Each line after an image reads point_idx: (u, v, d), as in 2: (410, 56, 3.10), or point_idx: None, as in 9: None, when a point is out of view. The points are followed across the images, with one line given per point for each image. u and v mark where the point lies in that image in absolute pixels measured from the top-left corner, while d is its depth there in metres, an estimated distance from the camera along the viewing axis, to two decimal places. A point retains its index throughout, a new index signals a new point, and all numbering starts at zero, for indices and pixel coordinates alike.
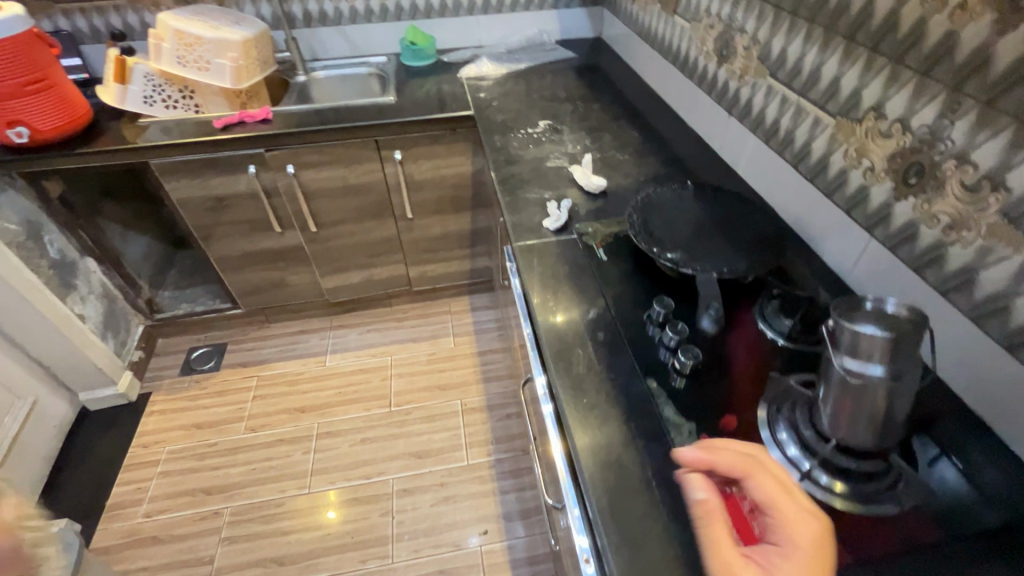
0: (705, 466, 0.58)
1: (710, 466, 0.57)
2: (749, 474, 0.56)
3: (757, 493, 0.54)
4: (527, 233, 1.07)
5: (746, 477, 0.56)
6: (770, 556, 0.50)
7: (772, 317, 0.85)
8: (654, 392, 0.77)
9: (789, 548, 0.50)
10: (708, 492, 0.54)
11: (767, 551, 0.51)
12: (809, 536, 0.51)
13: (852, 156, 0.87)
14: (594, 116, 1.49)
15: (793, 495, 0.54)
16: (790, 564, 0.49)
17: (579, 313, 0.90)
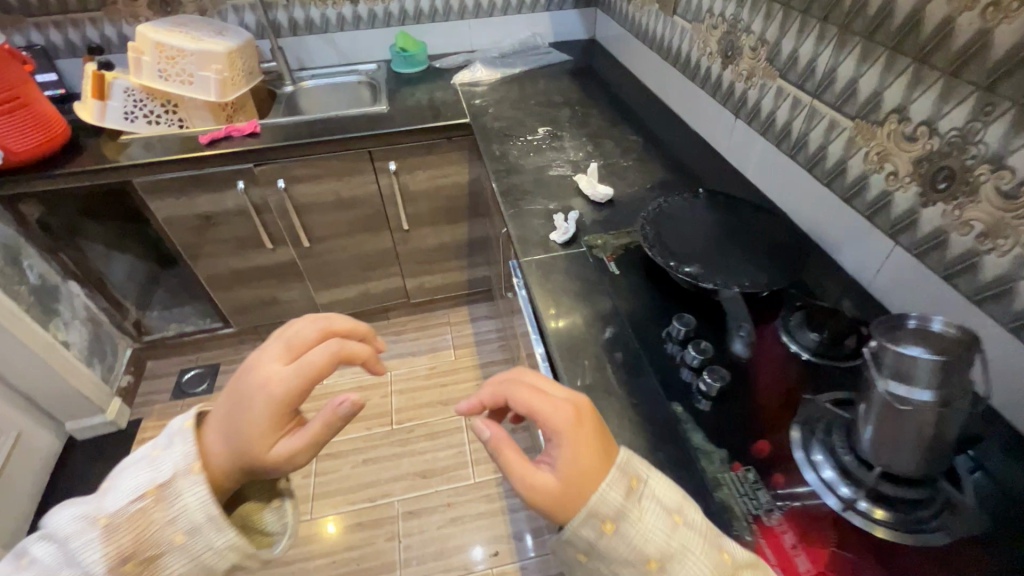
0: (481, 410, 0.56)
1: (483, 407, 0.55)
2: (512, 388, 0.54)
3: (517, 403, 0.52)
4: (533, 247, 1.03)
5: (508, 398, 0.54)
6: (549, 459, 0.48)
7: (796, 330, 0.82)
8: (680, 417, 0.73)
9: (560, 438, 0.48)
10: (490, 426, 0.52)
11: (549, 454, 0.49)
12: (567, 418, 0.49)
13: (874, 160, 0.84)
14: (594, 120, 1.45)
15: (557, 393, 0.53)
16: (561, 450, 0.48)
17: (593, 332, 0.86)
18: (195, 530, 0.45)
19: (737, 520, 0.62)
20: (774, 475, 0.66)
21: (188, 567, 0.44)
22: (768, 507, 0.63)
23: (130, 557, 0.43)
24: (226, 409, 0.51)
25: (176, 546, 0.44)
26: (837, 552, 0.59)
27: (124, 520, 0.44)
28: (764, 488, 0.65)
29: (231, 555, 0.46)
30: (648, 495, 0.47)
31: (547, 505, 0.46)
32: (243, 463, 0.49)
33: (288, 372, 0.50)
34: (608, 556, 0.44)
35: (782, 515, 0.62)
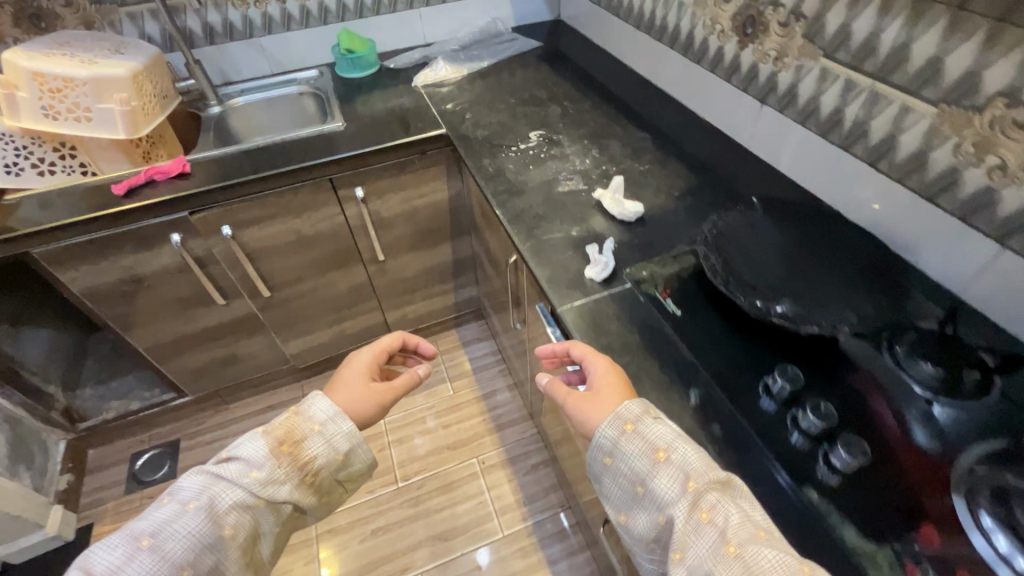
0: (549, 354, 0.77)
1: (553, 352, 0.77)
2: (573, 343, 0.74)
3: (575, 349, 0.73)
4: (569, 290, 0.85)
5: (569, 347, 0.74)
6: (590, 388, 0.69)
7: (909, 362, 0.66)
8: (819, 508, 0.58)
9: (600, 375, 0.69)
10: (550, 374, 0.73)
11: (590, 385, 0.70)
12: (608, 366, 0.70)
13: (970, 152, 0.72)
14: (588, 116, 1.27)
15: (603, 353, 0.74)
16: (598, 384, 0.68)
17: (676, 401, 0.70)
18: (328, 420, 0.69)
19: None
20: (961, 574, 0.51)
21: (324, 446, 0.68)
22: None
23: (284, 441, 0.66)
24: (339, 376, 0.80)
25: (315, 433, 0.68)
26: None
27: (275, 424, 0.68)
28: None
29: (349, 440, 0.70)
30: (660, 415, 0.63)
31: (585, 420, 0.66)
32: (354, 400, 0.76)
33: (375, 350, 0.84)
34: (627, 449, 0.61)
35: None
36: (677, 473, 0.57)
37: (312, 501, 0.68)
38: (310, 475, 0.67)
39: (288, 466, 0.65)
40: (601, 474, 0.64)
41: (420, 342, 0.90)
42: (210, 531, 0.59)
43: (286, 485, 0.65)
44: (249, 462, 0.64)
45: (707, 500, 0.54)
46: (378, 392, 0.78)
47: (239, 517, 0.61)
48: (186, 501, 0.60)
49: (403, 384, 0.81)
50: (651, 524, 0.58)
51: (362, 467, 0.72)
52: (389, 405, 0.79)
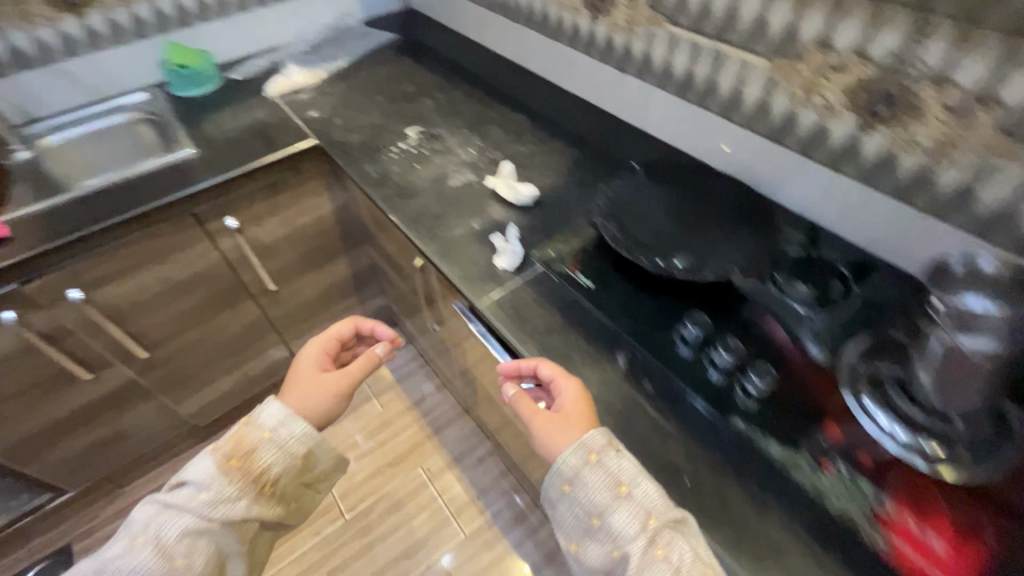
0: (512, 371, 0.73)
1: (517, 367, 0.73)
2: (542, 360, 0.71)
3: (542, 368, 0.70)
4: (484, 284, 0.85)
5: (538, 364, 0.71)
6: (557, 410, 0.68)
7: (787, 286, 0.76)
8: (745, 433, 0.64)
9: (567, 396, 0.67)
10: (516, 390, 0.71)
11: (558, 408, 0.68)
12: (576, 391, 0.67)
13: (801, 96, 0.81)
14: (462, 105, 1.25)
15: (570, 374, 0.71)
16: (563, 407, 0.66)
17: (608, 368, 0.74)
18: (277, 427, 0.73)
19: (862, 526, 0.57)
20: (861, 457, 0.61)
21: (277, 455, 0.72)
22: (877, 497, 0.58)
23: (233, 456, 0.71)
24: (291, 376, 0.85)
25: (265, 441, 0.72)
26: (950, 512, 0.57)
27: (225, 440, 0.72)
28: (862, 477, 0.60)
29: (304, 443, 0.75)
30: (623, 447, 0.63)
31: (545, 441, 0.65)
32: (307, 391, 0.81)
33: (324, 342, 0.89)
34: (588, 480, 0.60)
35: (893, 501, 0.58)
36: (638, 511, 0.57)
37: (278, 509, 0.74)
38: (268, 484, 0.72)
39: (241, 481, 0.70)
40: (557, 499, 0.63)
41: (374, 327, 0.93)
42: (160, 565, 0.64)
43: (241, 501, 0.69)
44: (196, 485, 0.68)
45: (664, 536, 0.56)
46: (330, 382, 0.83)
47: (192, 545, 0.66)
48: (137, 536, 0.66)
49: (359, 367, 0.86)
50: (602, 557, 0.58)
51: (323, 467, 0.79)
52: (346, 392, 0.84)
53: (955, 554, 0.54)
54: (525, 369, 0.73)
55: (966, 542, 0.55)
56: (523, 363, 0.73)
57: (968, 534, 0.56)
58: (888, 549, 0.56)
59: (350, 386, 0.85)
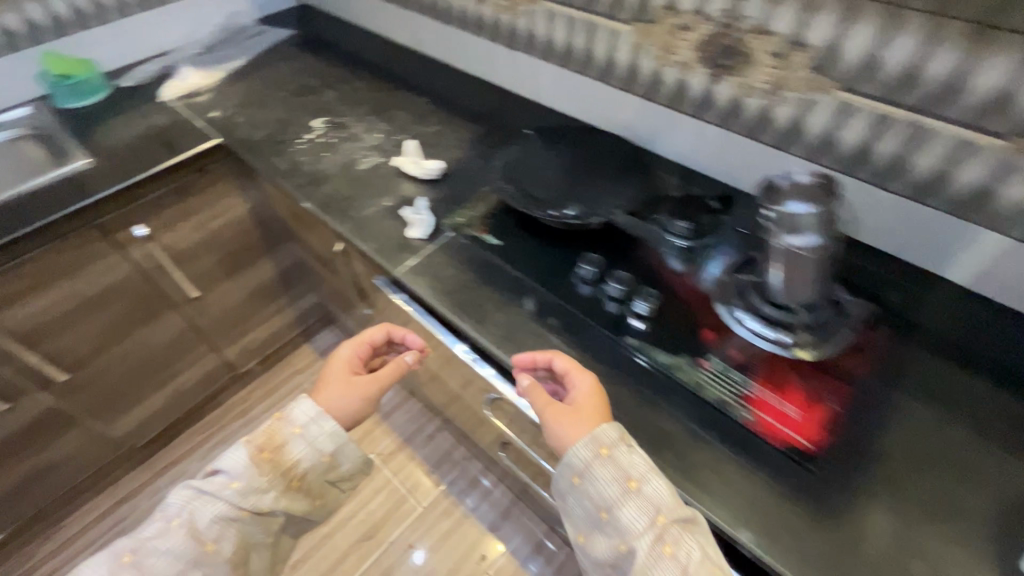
0: (526, 363, 0.73)
1: (531, 359, 0.73)
2: (560, 353, 0.72)
3: (559, 362, 0.71)
4: (399, 254, 0.90)
5: (554, 357, 0.72)
6: (571, 403, 0.69)
7: (668, 223, 0.85)
8: (636, 348, 0.75)
9: (583, 390, 0.69)
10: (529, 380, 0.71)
11: (571, 400, 0.70)
12: (592, 386, 0.69)
13: (662, 55, 0.91)
14: (366, 93, 1.28)
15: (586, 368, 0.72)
16: (578, 400, 0.68)
17: (517, 311, 0.81)
18: (308, 423, 0.77)
19: (731, 406, 0.68)
20: (731, 353, 0.73)
21: (306, 450, 0.76)
22: (744, 381, 0.70)
23: (264, 448, 0.75)
24: (324, 373, 0.85)
25: (296, 436, 0.76)
26: (802, 383, 0.69)
27: (259, 433, 0.77)
28: (732, 368, 0.72)
29: (332, 441, 0.78)
30: (633, 442, 0.64)
31: (555, 433, 0.67)
32: (335, 395, 0.81)
33: (354, 347, 0.88)
34: (598, 474, 0.62)
35: (757, 382, 0.70)
36: (648, 506, 0.60)
37: (303, 504, 0.77)
38: (296, 479, 0.76)
39: (270, 473, 0.74)
40: (566, 492, 0.65)
41: (406, 334, 0.89)
42: (193, 548, 0.70)
43: (269, 493, 0.74)
44: (230, 474, 0.73)
45: (672, 534, 0.58)
46: (360, 386, 0.83)
47: (222, 530, 0.71)
48: (172, 517, 0.72)
49: (388, 375, 0.84)
50: (610, 549, 0.61)
51: (350, 466, 0.80)
52: (373, 398, 0.83)
53: (806, 415, 0.66)
54: (539, 361, 0.73)
55: (816, 404, 0.67)
56: (539, 354, 0.73)
57: (817, 398, 0.68)
58: (754, 420, 0.66)
59: (378, 393, 0.84)
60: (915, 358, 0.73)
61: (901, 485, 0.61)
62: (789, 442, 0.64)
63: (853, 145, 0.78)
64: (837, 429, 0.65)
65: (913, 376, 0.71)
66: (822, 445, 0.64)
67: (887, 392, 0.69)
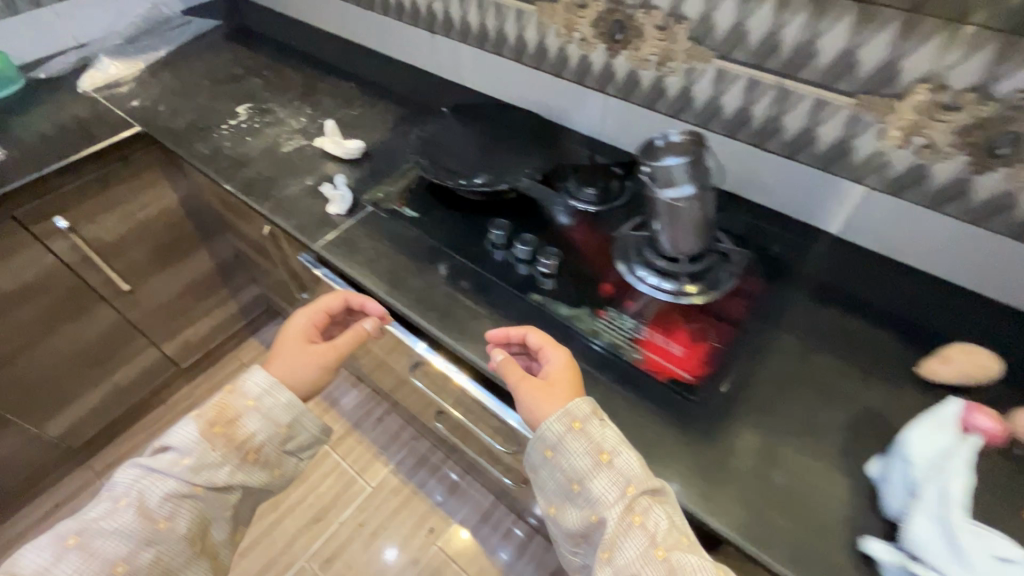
0: (501, 338, 0.73)
1: (506, 335, 0.73)
2: (535, 329, 0.72)
3: (535, 337, 0.71)
4: (319, 230, 0.93)
5: (530, 332, 0.72)
6: (545, 375, 0.69)
7: (576, 191, 0.92)
8: (540, 303, 0.80)
9: (557, 363, 0.69)
10: (503, 354, 0.71)
11: (544, 374, 0.70)
12: (566, 360, 0.69)
13: (564, 33, 0.99)
14: (292, 80, 1.30)
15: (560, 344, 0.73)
16: (553, 373, 0.68)
17: (431, 276, 0.85)
18: (262, 395, 0.71)
19: (624, 348, 0.74)
20: (627, 303, 0.79)
21: (261, 422, 0.70)
22: (636, 327, 0.76)
23: (217, 423, 0.69)
24: (275, 344, 0.78)
25: (250, 409, 0.70)
26: (688, 326, 0.76)
27: (210, 406, 0.70)
28: (627, 317, 0.78)
29: (289, 411, 0.72)
30: (606, 416, 0.64)
31: (528, 406, 0.67)
32: (291, 366, 0.75)
33: (309, 314, 0.81)
34: (571, 447, 0.62)
35: (647, 327, 0.76)
36: (618, 478, 0.59)
37: (262, 477, 0.71)
38: (252, 452, 0.70)
39: (223, 448, 0.68)
40: (540, 465, 0.65)
41: (365, 300, 0.83)
42: (144, 526, 0.64)
43: (224, 467, 0.68)
44: (179, 451, 0.67)
45: (641, 505, 0.58)
46: (317, 355, 0.76)
47: (175, 507, 0.65)
48: (119, 498, 0.65)
49: (348, 343, 0.78)
50: (580, 520, 0.60)
51: (312, 435, 0.74)
52: (332, 366, 0.77)
53: (690, 352, 0.72)
54: (513, 337, 0.73)
55: (699, 343, 0.73)
56: (513, 330, 0.73)
57: (700, 338, 0.74)
58: (642, 359, 0.72)
59: (338, 362, 0.78)
60: (789, 300, 0.81)
61: (766, 407, 0.68)
62: (672, 376, 0.70)
63: (733, 109, 0.86)
64: (716, 363, 0.72)
65: (786, 315, 0.79)
66: (700, 378, 0.70)
67: (763, 329, 0.77)
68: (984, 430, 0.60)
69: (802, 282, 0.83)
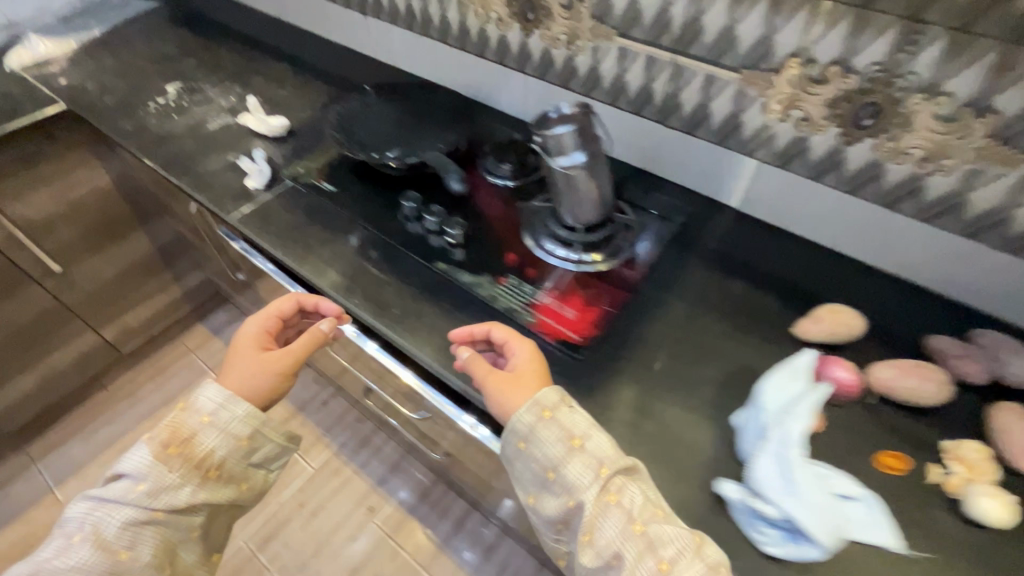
0: (465, 337, 0.71)
1: (470, 333, 0.71)
2: (498, 323, 0.71)
3: (499, 332, 0.69)
4: (236, 203, 0.94)
5: (493, 328, 0.70)
6: (511, 369, 0.68)
7: (494, 166, 0.94)
8: (444, 271, 0.82)
9: (522, 355, 0.67)
10: (468, 353, 0.68)
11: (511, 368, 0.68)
12: (531, 351, 0.68)
13: (482, 13, 1.01)
14: (227, 60, 1.30)
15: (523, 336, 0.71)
16: (519, 365, 0.67)
17: (342, 246, 0.87)
18: (217, 409, 0.70)
19: (519, 312, 0.77)
20: (529, 271, 0.82)
21: (219, 437, 0.70)
22: (535, 292, 0.79)
23: (171, 443, 0.68)
24: (229, 356, 0.76)
25: (206, 425, 0.70)
26: (584, 291, 0.79)
27: (164, 426, 0.70)
28: (526, 283, 0.80)
29: (248, 423, 0.71)
30: (574, 402, 0.64)
31: (498, 403, 0.65)
32: (246, 377, 0.73)
33: (262, 320, 0.78)
34: (543, 435, 0.61)
35: (545, 293, 0.79)
36: (591, 461, 0.59)
37: (227, 493, 0.71)
38: (213, 468, 0.70)
39: (181, 469, 0.68)
40: (513, 457, 0.64)
41: (320, 301, 0.80)
42: (105, 559, 0.65)
43: (185, 488, 0.68)
44: (133, 477, 0.67)
45: (616, 483, 0.58)
46: (271, 363, 0.74)
47: (135, 535, 0.67)
48: (73, 533, 0.67)
49: (303, 346, 0.75)
50: (558, 508, 0.60)
51: (275, 446, 0.75)
52: (289, 373, 0.75)
53: (581, 315, 0.75)
54: (477, 334, 0.71)
55: (591, 307, 0.76)
56: (477, 327, 0.71)
57: (594, 302, 0.77)
58: (535, 322, 0.75)
59: (297, 367, 0.76)
60: (685, 268, 0.84)
61: (648, 365, 0.71)
62: (561, 337, 0.73)
63: (637, 86, 0.90)
64: (606, 325, 0.75)
65: (680, 281, 0.82)
66: (588, 339, 0.73)
67: (655, 294, 0.80)
68: (842, 381, 0.66)
69: (699, 251, 0.87)
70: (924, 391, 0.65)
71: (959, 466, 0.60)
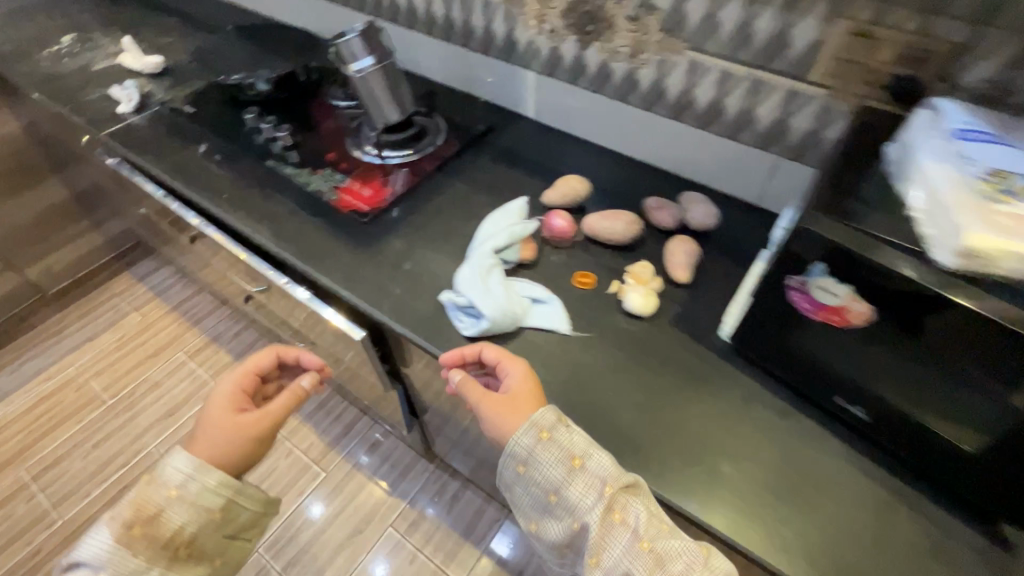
0: (458, 359, 0.70)
1: (462, 354, 0.70)
2: (491, 344, 0.70)
3: (492, 353, 0.68)
4: (108, 124, 1.10)
5: (487, 348, 0.69)
6: (506, 391, 0.66)
7: (333, 92, 1.14)
8: (272, 166, 1.00)
9: (516, 373, 0.66)
10: (461, 374, 0.68)
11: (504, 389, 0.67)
12: (525, 370, 0.67)
13: None
14: (123, 16, 1.45)
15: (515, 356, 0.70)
16: (514, 383, 0.66)
17: (191, 153, 1.04)
18: (184, 483, 0.68)
19: (326, 192, 0.94)
20: (342, 165, 0.99)
21: (187, 511, 0.68)
22: (343, 179, 0.96)
23: (134, 523, 0.67)
24: (199, 423, 0.74)
25: (173, 499, 0.68)
26: (384, 178, 0.97)
27: (126, 506, 0.68)
28: (338, 173, 0.98)
29: (218, 494, 0.69)
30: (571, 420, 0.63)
31: (496, 424, 0.64)
32: (218, 443, 0.71)
33: (237, 377, 0.79)
34: (543, 457, 0.60)
35: (351, 179, 0.96)
36: (593, 481, 0.58)
37: (200, 569, 0.70)
38: (183, 546, 0.69)
39: (145, 551, 0.67)
40: (514, 481, 0.63)
41: (299, 354, 0.84)
42: None
43: (153, 570, 0.67)
44: (92, 566, 0.66)
45: (620, 501, 0.58)
46: (245, 425, 0.73)
47: None
48: None
49: (281, 405, 0.75)
50: (563, 531, 0.60)
51: (251, 513, 0.74)
52: (266, 436, 0.74)
53: (376, 193, 0.94)
54: (469, 356, 0.71)
55: (386, 188, 0.95)
56: (469, 348, 0.71)
57: (389, 185, 0.96)
58: (337, 199, 0.93)
59: (273, 429, 0.75)
60: (476, 162, 1.02)
61: (420, 227, 0.90)
62: (354, 208, 0.91)
63: (441, 14, 1.07)
64: (395, 199, 0.94)
65: (467, 169, 1.01)
66: (375, 209, 0.91)
67: (444, 178, 0.99)
68: (556, 227, 0.84)
69: (492, 149, 1.05)
70: (618, 230, 0.83)
71: (630, 279, 0.79)
